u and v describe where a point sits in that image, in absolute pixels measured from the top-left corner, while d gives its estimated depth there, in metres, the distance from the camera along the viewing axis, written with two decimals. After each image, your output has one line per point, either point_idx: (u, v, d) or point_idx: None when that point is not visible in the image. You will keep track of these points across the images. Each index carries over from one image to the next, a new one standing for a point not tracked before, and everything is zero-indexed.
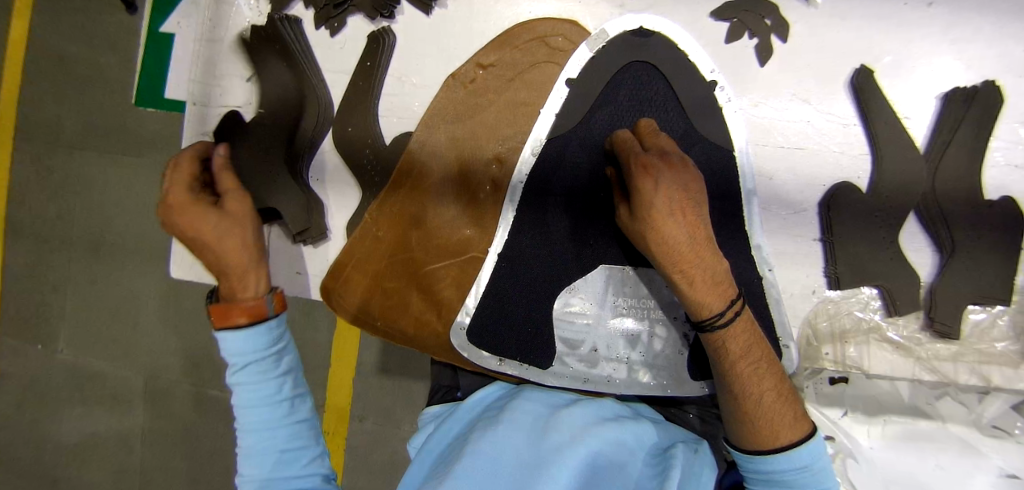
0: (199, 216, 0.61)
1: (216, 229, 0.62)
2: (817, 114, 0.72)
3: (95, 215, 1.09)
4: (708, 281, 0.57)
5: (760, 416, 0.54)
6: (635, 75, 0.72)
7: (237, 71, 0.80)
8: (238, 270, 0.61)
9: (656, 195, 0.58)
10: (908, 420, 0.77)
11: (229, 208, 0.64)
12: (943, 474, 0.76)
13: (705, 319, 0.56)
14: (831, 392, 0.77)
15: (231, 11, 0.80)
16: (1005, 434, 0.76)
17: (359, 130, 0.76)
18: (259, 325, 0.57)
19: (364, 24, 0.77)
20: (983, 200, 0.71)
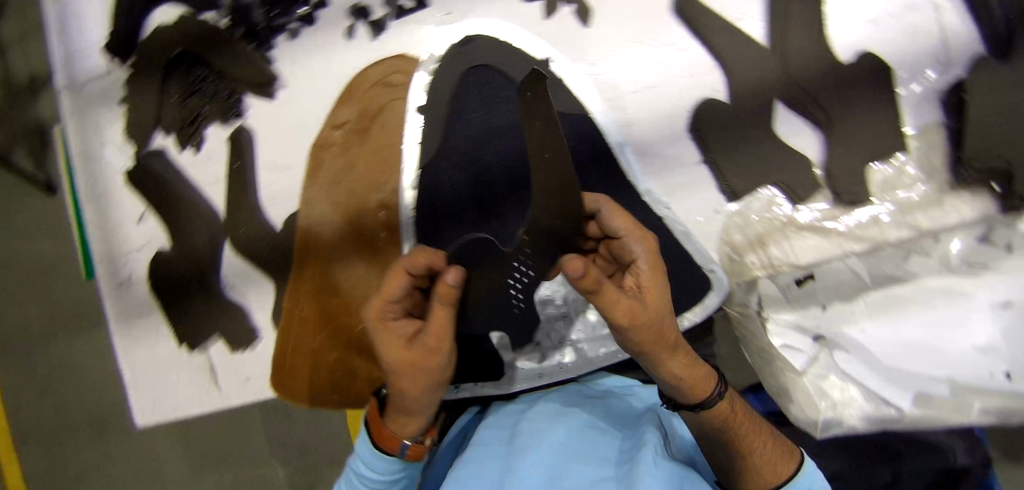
0: (388, 348, 0.56)
1: (413, 370, 0.55)
2: (655, 49, 0.73)
3: (79, 393, 1.13)
4: (686, 371, 0.55)
5: (759, 464, 0.56)
6: (476, 80, 0.74)
7: (127, 217, 0.83)
8: (403, 408, 0.56)
9: (647, 290, 0.53)
10: (886, 291, 0.78)
11: (427, 339, 0.55)
12: (939, 328, 0.77)
13: (699, 400, 0.55)
14: (801, 292, 0.78)
15: (101, 164, 0.83)
16: (983, 268, 0.75)
17: (251, 227, 0.79)
18: (388, 456, 0.57)
19: (220, 130, 0.80)
20: (842, 64, 0.72)
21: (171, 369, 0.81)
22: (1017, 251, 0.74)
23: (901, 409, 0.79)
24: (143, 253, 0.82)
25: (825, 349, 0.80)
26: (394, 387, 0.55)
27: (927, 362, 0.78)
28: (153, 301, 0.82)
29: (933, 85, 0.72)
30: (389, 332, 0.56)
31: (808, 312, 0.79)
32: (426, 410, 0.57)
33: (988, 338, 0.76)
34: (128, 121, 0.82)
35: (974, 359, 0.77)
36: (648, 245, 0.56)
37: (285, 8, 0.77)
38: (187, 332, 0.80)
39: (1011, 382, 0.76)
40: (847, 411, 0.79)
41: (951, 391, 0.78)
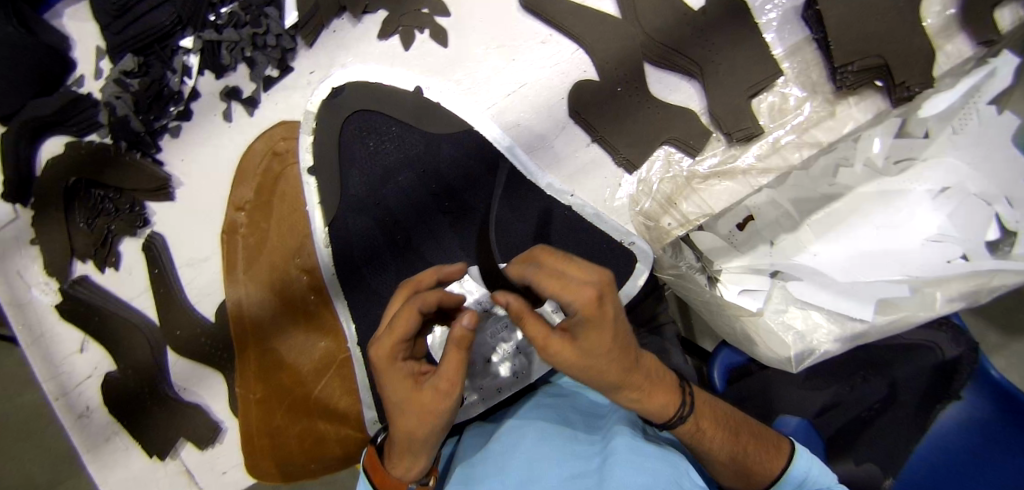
0: (400, 387, 0.52)
1: (422, 411, 0.51)
2: (516, 49, 0.74)
3: None
4: (645, 397, 0.54)
5: (749, 463, 0.58)
6: (357, 127, 0.75)
7: (68, 349, 0.83)
8: (405, 451, 0.54)
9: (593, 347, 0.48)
10: (824, 209, 0.82)
11: (434, 384, 0.51)
12: (888, 231, 0.81)
13: (670, 418, 0.56)
14: (745, 236, 0.82)
15: (29, 306, 0.83)
16: (912, 161, 0.80)
17: (185, 327, 0.79)
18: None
19: (133, 241, 0.81)
20: (693, 12, 0.73)
21: (150, 483, 0.82)
22: (933, 136, 0.79)
23: (866, 321, 0.77)
24: (94, 379, 0.83)
25: (779, 282, 0.81)
26: (407, 426, 0.51)
27: (886, 266, 0.80)
28: (115, 422, 0.82)
29: (791, 4, 0.75)
30: (396, 375, 0.52)
31: (755, 253, 0.82)
32: (430, 448, 0.54)
33: (938, 226, 0.80)
34: (44, 260, 0.82)
35: (928, 249, 0.79)
36: (577, 303, 0.46)
37: (157, 110, 0.78)
38: (153, 444, 0.81)
39: (970, 261, 0.77)
40: (818, 338, 0.79)
41: (913, 289, 0.77)
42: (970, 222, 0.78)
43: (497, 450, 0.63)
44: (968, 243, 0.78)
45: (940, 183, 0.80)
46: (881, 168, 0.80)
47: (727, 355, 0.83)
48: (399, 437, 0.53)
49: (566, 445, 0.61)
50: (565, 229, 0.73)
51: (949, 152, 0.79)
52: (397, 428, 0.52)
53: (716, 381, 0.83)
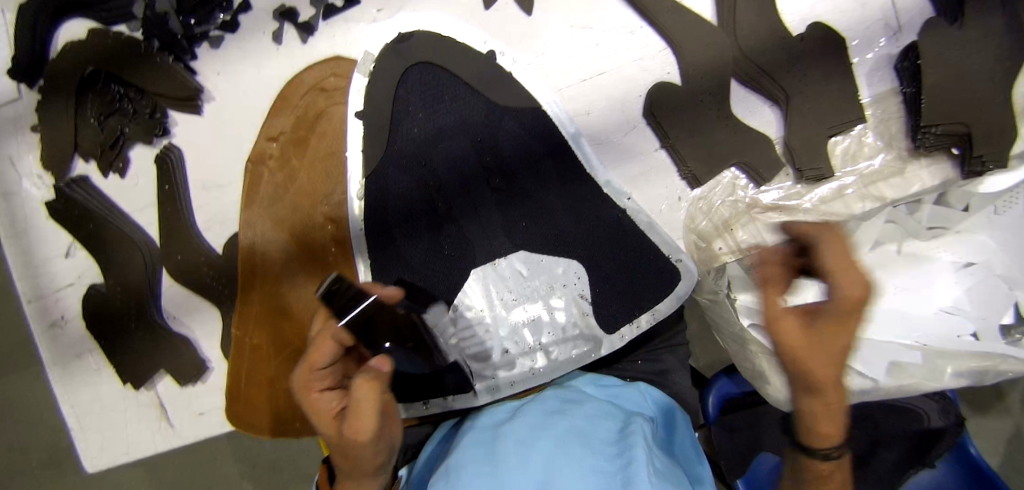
0: (321, 422, 0.48)
1: (342, 451, 0.46)
2: (602, 34, 0.70)
3: None
4: (814, 410, 0.45)
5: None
6: (418, 79, 0.69)
7: (53, 251, 0.76)
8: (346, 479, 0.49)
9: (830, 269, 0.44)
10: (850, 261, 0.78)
11: (349, 422, 0.45)
12: (906, 295, 0.78)
13: (818, 446, 0.46)
14: None
15: (19, 198, 0.76)
16: (945, 230, 0.77)
17: (187, 254, 0.73)
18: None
19: (147, 150, 0.74)
20: (792, 36, 0.70)
21: (118, 411, 0.77)
22: (973, 210, 0.75)
23: (877, 380, 0.74)
24: (76, 289, 0.76)
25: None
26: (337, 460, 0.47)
27: (895, 329, 0.77)
28: (92, 339, 0.76)
29: (887, 50, 0.72)
30: (317, 410, 0.48)
31: (779, 287, 0.76)
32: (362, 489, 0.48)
33: (953, 299, 0.77)
34: (43, 150, 0.74)
35: (940, 320, 0.77)
36: (822, 235, 0.44)
37: (202, 13, 0.70)
38: (129, 370, 0.75)
39: (979, 341, 0.74)
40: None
41: (924, 357, 0.75)
42: (990, 302, 0.75)
43: (503, 452, 0.57)
44: (981, 321, 0.75)
45: (964, 256, 0.76)
46: (912, 228, 0.77)
47: (725, 383, 0.81)
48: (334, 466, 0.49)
49: (579, 459, 0.55)
50: (613, 232, 0.70)
51: (982, 228, 0.75)
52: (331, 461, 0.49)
53: (708, 408, 0.82)
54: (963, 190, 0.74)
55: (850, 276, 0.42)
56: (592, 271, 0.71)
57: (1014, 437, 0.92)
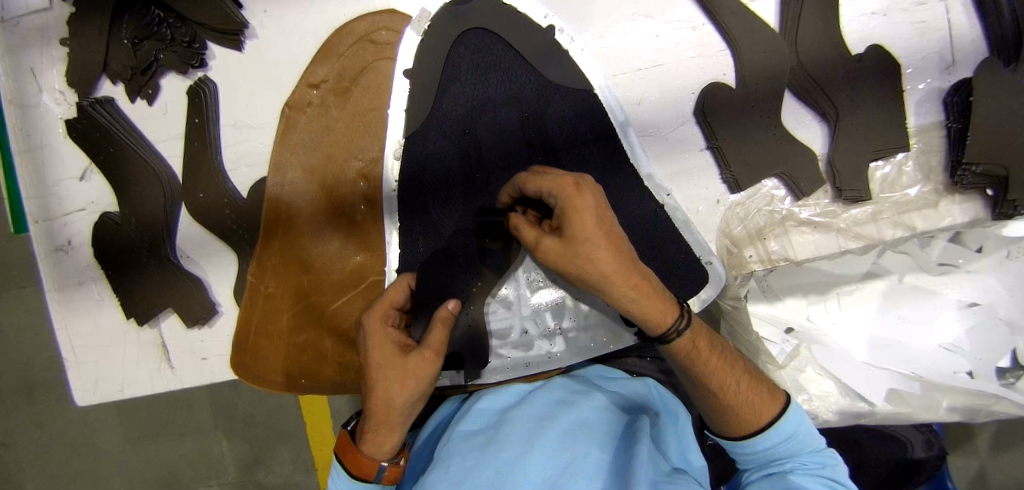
0: (383, 349, 0.55)
1: (406, 375, 0.54)
2: (664, 25, 0.69)
3: (16, 359, 1.04)
4: (640, 298, 0.54)
5: (738, 400, 0.54)
6: (472, 45, 0.68)
7: (67, 173, 0.73)
8: (380, 418, 0.53)
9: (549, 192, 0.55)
10: (857, 286, 0.77)
11: (418, 354, 0.55)
12: (909, 325, 0.76)
13: (665, 329, 0.54)
14: (777, 284, 0.78)
15: (38, 112, 0.72)
16: (954, 268, 0.75)
17: (211, 193, 0.71)
18: (365, 481, 0.53)
19: (180, 81, 0.71)
20: (851, 55, 0.69)
21: (116, 346, 0.74)
22: (988, 251, 0.74)
23: (875, 404, 0.75)
24: (87, 215, 0.73)
25: (802, 342, 0.76)
26: (380, 395, 0.53)
27: (894, 359, 0.76)
28: (98, 268, 0.74)
29: (937, 84, 0.72)
30: (383, 341, 0.56)
31: (781, 305, 0.78)
32: (391, 426, 0.53)
33: (954, 337, 0.76)
34: (70, 65, 0.71)
35: (938, 356, 0.76)
36: (561, 185, 0.54)
37: None
38: (134, 305, 0.73)
39: (974, 380, 0.74)
40: (823, 405, 0.76)
41: (922, 388, 0.75)
42: (991, 344, 0.74)
43: (508, 439, 0.55)
44: (976, 362, 0.75)
45: (971, 297, 0.75)
46: (924, 262, 0.75)
47: None
48: (370, 406, 0.53)
49: (588, 453, 0.53)
50: (648, 226, 0.69)
51: (994, 271, 0.74)
52: (366, 402, 0.54)
53: None
54: (985, 230, 0.74)
55: (587, 210, 0.52)
56: None
57: (976, 478, 0.95)
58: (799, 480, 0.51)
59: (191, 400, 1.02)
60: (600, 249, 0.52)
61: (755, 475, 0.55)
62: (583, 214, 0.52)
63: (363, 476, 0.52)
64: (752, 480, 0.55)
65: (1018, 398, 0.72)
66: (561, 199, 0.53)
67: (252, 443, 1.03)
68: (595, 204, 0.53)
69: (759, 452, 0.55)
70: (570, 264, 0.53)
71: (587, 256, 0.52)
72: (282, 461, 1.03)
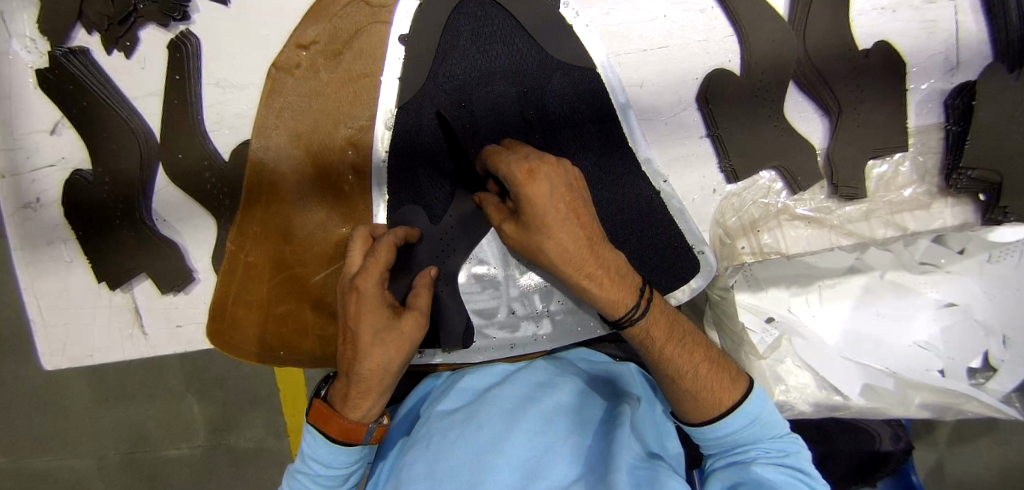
0: (372, 311, 0.53)
1: (397, 343, 0.53)
2: (672, 6, 0.67)
3: None
4: (597, 278, 0.53)
5: (697, 390, 0.53)
6: (472, 14, 0.65)
7: (36, 126, 0.69)
8: (366, 384, 0.53)
9: (501, 169, 0.52)
10: (840, 280, 0.78)
11: (410, 318, 0.55)
12: (888, 321, 0.77)
13: (620, 316, 0.54)
14: (763, 275, 0.78)
15: (5, 59, 0.68)
16: (934, 268, 0.76)
17: (191, 155, 0.68)
18: (349, 448, 0.54)
19: (160, 34, 0.67)
20: (858, 50, 0.68)
21: (86, 309, 0.71)
22: (969, 253, 0.75)
23: (849, 397, 0.76)
24: (57, 171, 0.69)
25: (783, 334, 0.77)
26: (374, 361, 0.52)
27: (870, 355, 0.77)
28: (68, 228, 0.70)
29: (939, 85, 0.71)
30: (375, 301, 0.53)
31: (764, 295, 0.78)
32: (380, 392, 0.54)
33: (928, 336, 0.77)
34: (42, 10, 0.66)
35: (912, 354, 0.77)
36: (512, 170, 0.51)
37: None
38: (106, 269, 0.70)
39: (945, 378, 0.76)
40: (799, 397, 0.76)
41: (897, 385, 0.76)
42: (963, 345, 0.76)
43: (488, 420, 0.54)
44: (949, 361, 0.76)
45: (949, 297, 0.76)
46: (905, 259, 0.76)
47: None
48: (360, 370, 0.52)
49: (568, 437, 0.53)
50: (642, 213, 0.68)
51: (974, 273, 0.75)
52: (354, 364, 0.53)
53: None
54: (969, 234, 0.74)
55: (540, 194, 0.50)
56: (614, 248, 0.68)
57: (933, 469, 0.98)
58: (761, 469, 0.50)
59: (165, 365, 1.00)
60: (553, 234, 0.51)
61: (719, 463, 0.54)
62: (532, 200, 0.50)
63: (344, 441, 0.53)
64: (717, 467, 0.54)
65: (987, 398, 0.74)
66: (512, 184, 0.51)
67: (227, 411, 1.01)
68: (550, 188, 0.50)
69: (722, 438, 0.54)
70: (528, 247, 0.53)
71: (540, 242, 0.52)
72: (256, 430, 1.01)
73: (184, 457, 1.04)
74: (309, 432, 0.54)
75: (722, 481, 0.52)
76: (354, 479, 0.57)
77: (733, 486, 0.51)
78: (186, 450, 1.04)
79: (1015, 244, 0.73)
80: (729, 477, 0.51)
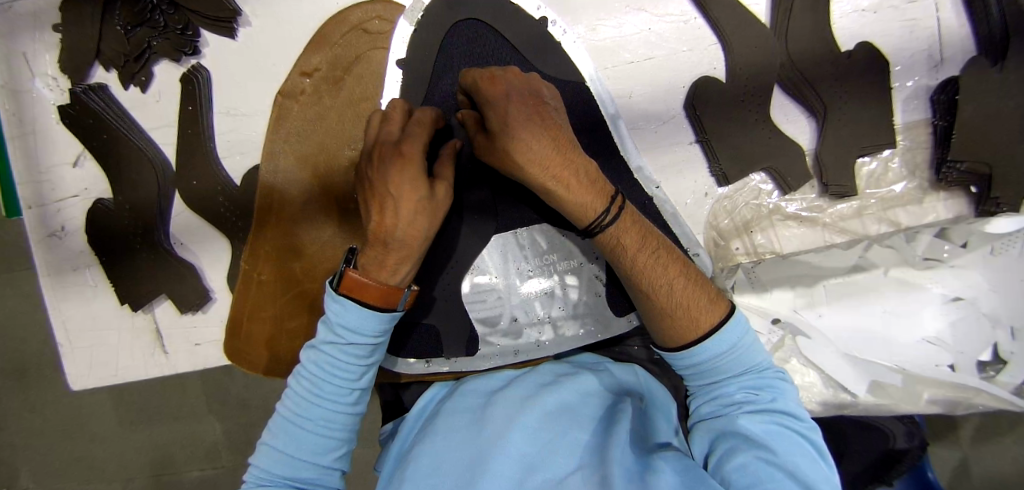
0: (404, 172, 0.56)
1: (432, 212, 0.57)
2: (656, 19, 0.69)
3: (13, 342, 1.05)
4: (568, 188, 0.56)
5: (671, 301, 0.55)
6: (464, 35, 0.68)
7: (61, 160, 0.73)
8: (402, 244, 0.55)
9: (473, 74, 0.58)
10: (844, 279, 0.77)
11: (443, 189, 0.58)
12: (895, 318, 0.77)
13: (590, 222, 0.56)
14: (768, 276, 0.78)
15: (30, 98, 0.72)
16: (938, 263, 0.75)
17: (204, 181, 0.72)
18: (382, 313, 0.53)
19: (173, 68, 0.72)
20: (840, 52, 0.70)
21: (111, 332, 0.75)
22: (972, 246, 0.74)
23: (856, 395, 0.77)
24: (80, 201, 0.74)
25: (788, 334, 0.77)
26: (414, 227, 0.55)
27: (877, 352, 0.77)
28: (92, 255, 0.74)
29: (924, 81, 0.72)
30: (416, 167, 0.56)
31: (768, 296, 0.78)
32: (412, 257, 0.56)
33: (937, 330, 0.77)
34: (63, 51, 0.71)
35: (921, 349, 0.77)
36: (480, 78, 0.57)
37: None
38: (128, 292, 0.74)
39: (955, 372, 0.76)
40: (808, 397, 0.78)
41: (904, 381, 0.76)
42: (972, 338, 0.76)
43: (492, 422, 0.56)
44: (959, 354, 0.76)
45: (956, 291, 0.76)
46: (908, 256, 0.75)
47: None
48: (400, 236, 0.55)
49: (569, 432, 0.55)
50: None
51: (979, 266, 0.75)
52: (391, 232, 0.55)
53: None
54: (969, 226, 0.74)
55: (501, 100, 0.55)
56: None
57: (959, 470, 0.97)
58: (744, 421, 0.51)
59: (185, 385, 1.03)
60: (517, 142, 0.54)
61: (705, 409, 0.55)
62: (496, 104, 0.55)
63: (365, 304, 0.52)
64: (702, 416, 0.56)
65: (998, 391, 0.74)
66: (478, 92, 0.57)
67: (248, 427, 1.04)
68: (509, 94, 0.55)
69: (702, 370, 0.55)
70: (498, 156, 0.57)
71: (509, 148, 0.55)
72: None
73: (207, 474, 1.07)
74: (337, 297, 0.52)
75: (706, 433, 0.54)
76: (377, 359, 0.56)
77: (717, 436, 0.52)
78: (209, 469, 1.07)
79: (1016, 234, 0.73)
80: (713, 427, 0.53)
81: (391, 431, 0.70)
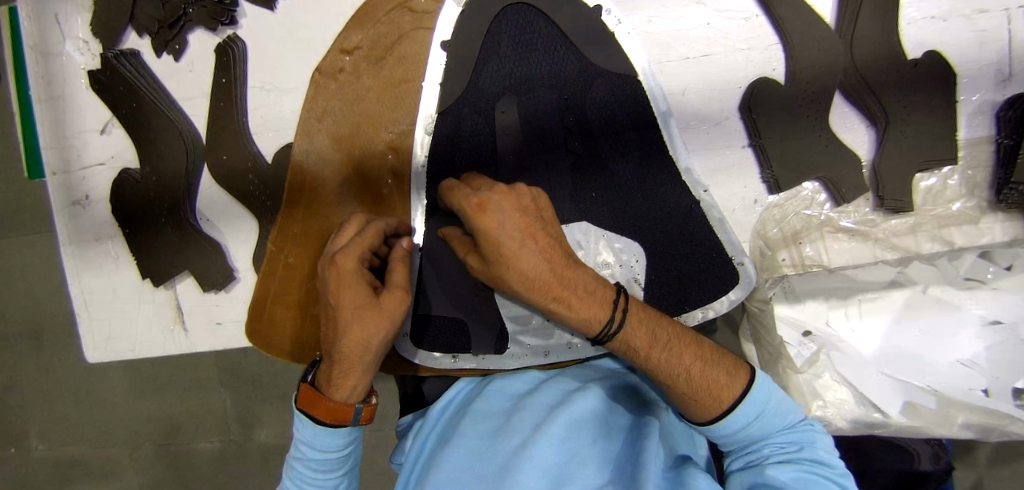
0: (347, 295, 0.53)
1: (371, 320, 0.53)
2: (716, 14, 0.66)
3: (28, 306, 1.03)
4: (569, 307, 0.54)
5: (690, 392, 0.52)
6: (513, 20, 0.65)
7: (89, 126, 0.71)
8: (347, 360, 0.54)
9: (458, 199, 0.54)
10: (880, 294, 0.74)
11: (391, 295, 0.55)
12: (929, 338, 0.73)
13: (597, 334, 0.55)
14: (802, 287, 0.75)
15: (60, 61, 0.70)
16: (979, 284, 0.72)
17: (235, 157, 0.69)
18: (337, 428, 0.55)
19: (208, 37, 0.69)
20: (907, 59, 0.66)
21: (131, 304, 0.73)
22: (1017, 269, 0.70)
23: (887, 415, 0.73)
24: (106, 169, 0.72)
25: (821, 349, 0.74)
26: (354, 337, 0.53)
27: (910, 371, 0.73)
28: (115, 225, 0.72)
29: (991, 96, 0.68)
30: (353, 275, 0.54)
31: (802, 308, 0.75)
32: (367, 374, 0.55)
33: (973, 353, 0.72)
34: (97, 13, 0.69)
35: (956, 372, 0.72)
36: (465, 203, 0.53)
37: None
38: (150, 266, 0.72)
39: (989, 398, 0.71)
40: (837, 413, 0.73)
41: (938, 404, 0.72)
42: (1014, 364, 0.71)
43: (515, 429, 0.54)
44: (996, 380, 0.71)
45: (997, 314, 0.72)
46: (948, 274, 0.72)
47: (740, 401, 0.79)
48: (342, 349, 0.53)
49: (593, 443, 0.52)
50: (682, 222, 0.66)
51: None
52: (335, 341, 0.54)
53: None
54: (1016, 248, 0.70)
55: (491, 225, 0.51)
56: (653, 256, 0.67)
57: None
58: (774, 472, 0.48)
59: (198, 361, 1.02)
60: (511, 266, 0.52)
61: (736, 464, 0.52)
62: (488, 234, 0.51)
63: (316, 419, 0.54)
64: (734, 469, 0.52)
65: None
66: (467, 219, 0.53)
67: (258, 407, 1.03)
68: (501, 223, 0.51)
69: (734, 436, 0.52)
70: (496, 280, 0.54)
71: (508, 266, 0.52)
72: (286, 429, 1.03)
73: (214, 450, 1.05)
74: (297, 418, 0.55)
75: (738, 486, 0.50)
76: (348, 465, 0.58)
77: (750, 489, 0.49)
78: (217, 444, 1.06)
79: None
80: (747, 478, 0.50)
81: (411, 422, 0.68)
